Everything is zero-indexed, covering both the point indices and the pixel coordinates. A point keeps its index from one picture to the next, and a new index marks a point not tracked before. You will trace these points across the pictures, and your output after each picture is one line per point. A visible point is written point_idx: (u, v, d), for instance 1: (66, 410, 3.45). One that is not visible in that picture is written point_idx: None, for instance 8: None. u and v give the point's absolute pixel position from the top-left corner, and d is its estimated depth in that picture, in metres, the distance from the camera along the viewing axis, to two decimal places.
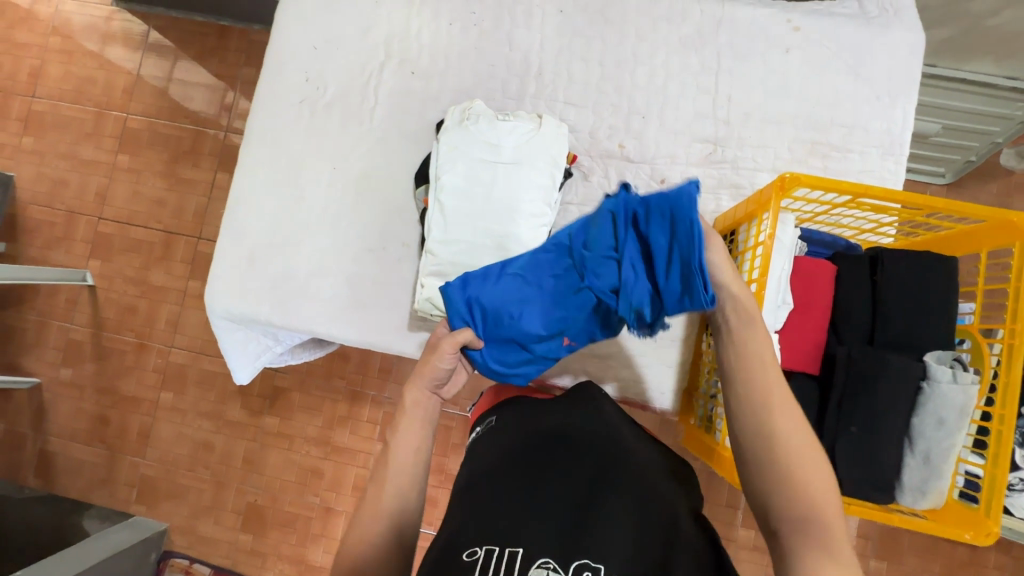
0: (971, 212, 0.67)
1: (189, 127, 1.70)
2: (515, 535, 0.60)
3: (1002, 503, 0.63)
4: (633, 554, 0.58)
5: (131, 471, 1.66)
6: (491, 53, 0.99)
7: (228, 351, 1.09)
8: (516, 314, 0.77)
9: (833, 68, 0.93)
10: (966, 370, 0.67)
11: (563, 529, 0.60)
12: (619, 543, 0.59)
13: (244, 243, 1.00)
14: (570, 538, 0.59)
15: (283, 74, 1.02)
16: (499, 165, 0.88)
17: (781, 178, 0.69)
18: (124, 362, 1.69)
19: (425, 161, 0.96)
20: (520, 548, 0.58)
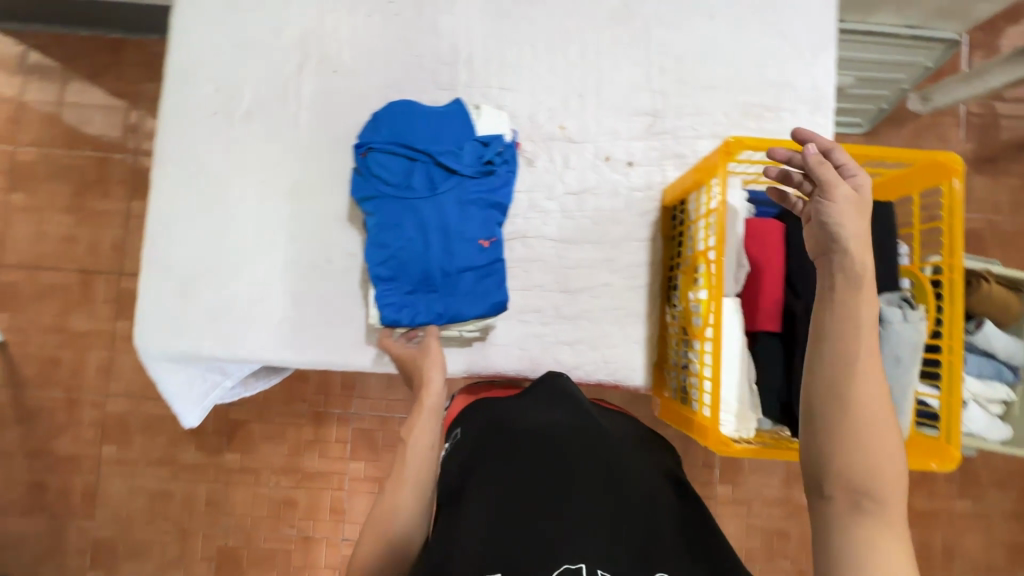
0: (903, 156, 0.70)
1: (92, 153, 1.54)
2: (497, 550, 0.59)
3: (960, 429, 0.66)
4: (614, 545, 0.59)
5: (81, 536, 1.52)
6: (416, 43, 0.94)
7: (171, 394, 1.00)
8: (437, 267, 0.81)
9: (756, 30, 0.95)
10: (914, 308, 0.70)
11: (540, 530, 0.60)
12: (597, 537, 0.60)
13: (172, 276, 0.91)
14: (549, 542, 0.59)
15: (190, 85, 0.93)
16: None
17: (726, 143, 0.69)
18: (54, 420, 1.53)
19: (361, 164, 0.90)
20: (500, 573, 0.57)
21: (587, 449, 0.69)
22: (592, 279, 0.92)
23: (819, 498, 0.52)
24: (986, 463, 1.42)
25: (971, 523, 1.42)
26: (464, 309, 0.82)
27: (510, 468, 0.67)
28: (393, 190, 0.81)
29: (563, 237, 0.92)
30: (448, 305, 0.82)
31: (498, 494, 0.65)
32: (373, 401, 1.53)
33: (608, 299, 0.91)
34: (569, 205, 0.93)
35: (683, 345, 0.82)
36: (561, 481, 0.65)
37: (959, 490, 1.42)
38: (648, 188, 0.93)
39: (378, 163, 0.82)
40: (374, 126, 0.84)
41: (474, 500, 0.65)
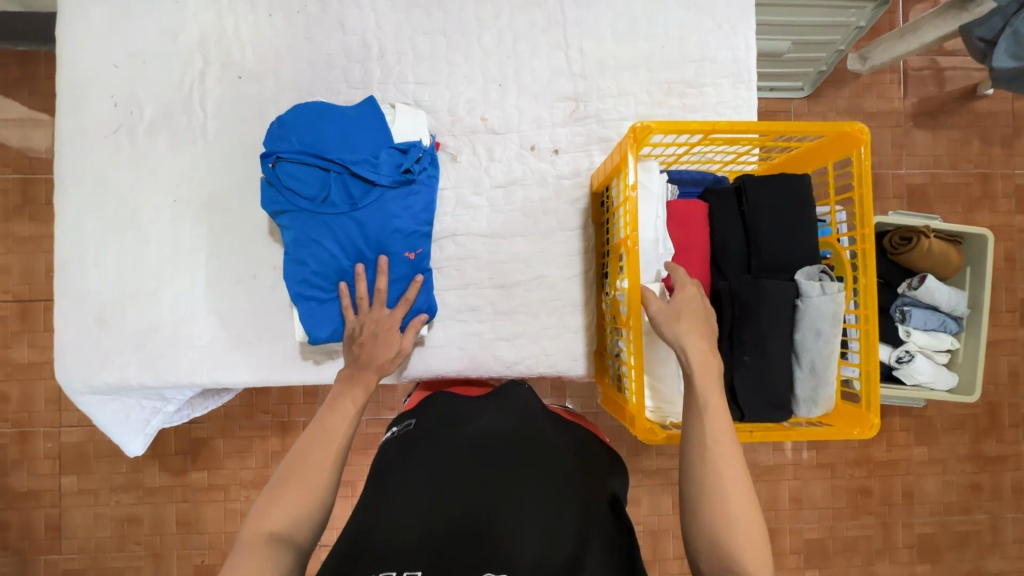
0: (811, 129, 0.69)
1: (14, 176, 1.46)
2: (421, 552, 0.59)
3: (879, 396, 0.68)
4: (542, 557, 0.59)
5: (49, 571, 1.49)
6: (324, 41, 0.90)
7: (109, 426, 0.97)
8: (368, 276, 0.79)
9: (673, 4, 0.93)
10: (832, 281, 0.71)
11: (471, 539, 0.60)
12: (527, 549, 0.59)
13: (88, 306, 0.87)
14: (474, 549, 0.59)
15: (85, 103, 0.88)
16: None
17: (633, 129, 0.67)
18: (6, 456, 1.48)
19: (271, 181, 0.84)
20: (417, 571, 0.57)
21: (536, 458, 0.69)
22: (527, 272, 0.90)
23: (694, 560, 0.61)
24: (938, 410, 1.47)
25: (928, 468, 1.47)
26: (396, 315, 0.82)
27: (454, 473, 0.66)
28: (308, 203, 0.78)
29: (493, 231, 0.90)
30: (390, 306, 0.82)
31: (435, 496, 0.64)
32: None
33: (544, 291, 0.90)
34: (498, 198, 0.91)
35: (615, 333, 0.81)
36: (503, 492, 0.64)
37: (915, 438, 1.47)
38: (576, 175, 0.92)
39: (288, 175, 0.77)
40: (280, 137, 0.79)
41: (408, 502, 0.64)
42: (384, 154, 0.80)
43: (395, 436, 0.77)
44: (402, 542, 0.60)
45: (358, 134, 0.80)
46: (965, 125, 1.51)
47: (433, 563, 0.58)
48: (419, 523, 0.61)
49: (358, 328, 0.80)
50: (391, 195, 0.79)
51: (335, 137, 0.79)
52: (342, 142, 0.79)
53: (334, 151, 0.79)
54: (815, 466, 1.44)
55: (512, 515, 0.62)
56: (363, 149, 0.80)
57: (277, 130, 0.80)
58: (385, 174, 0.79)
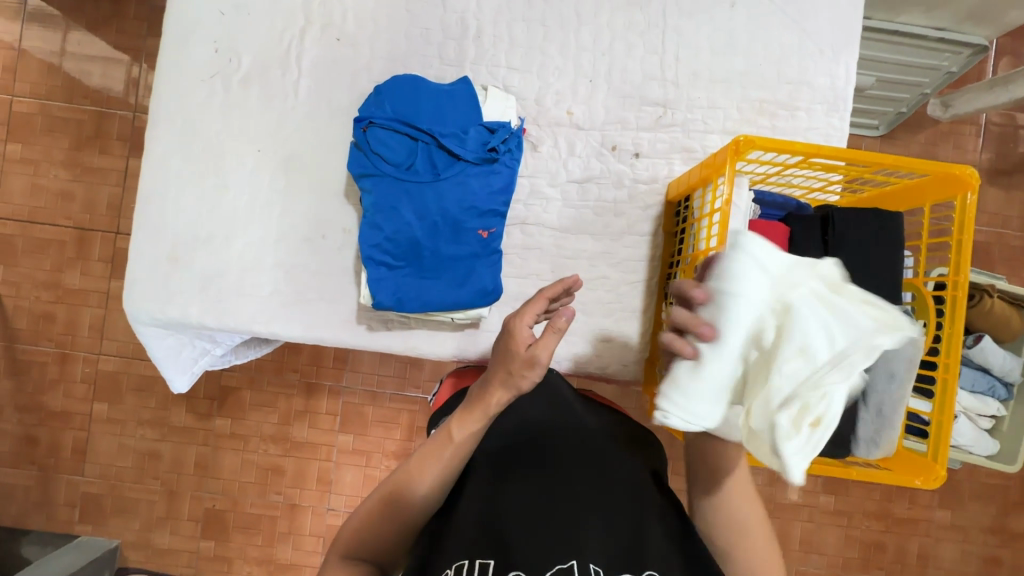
0: (917, 167, 0.67)
1: (91, 108, 1.50)
2: (489, 542, 0.61)
3: (948, 448, 0.67)
4: (606, 542, 0.60)
5: (69, 491, 1.54)
6: (424, 15, 0.91)
7: (160, 359, 0.99)
8: (443, 252, 0.80)
9: (776, 24, 0.91)
10: (913, 324, 0.69)
11: (532, 526, 0.61)
12: (588, 536, 0.61)
13: (163, 241, 0.90)
14: (539, 539, 0.60)
15: (188, 44, 0.90)
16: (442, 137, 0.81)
17: (735, 141, 0.67)
18: (46, 375, 1.53)
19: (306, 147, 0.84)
20: (490, 559, 0.59)
21: (577, 449, 0.69)
22: (589, 270, 0.90)
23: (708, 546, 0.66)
24: (972, 476, 1.42)
25: (949, 533, 1.42)
26: (461, 297, 0.81)
27: (513, 467, 0.68)
28: (395, 171, 0.79)
29: (563, 226, 0.90)
30: (456, 285, 0.81)
31: (492, 491, 0.66)
32: (364, 376, 1.52)
33: (604, 292, 0.90)
34: (572, 194, 0.91)
35: None
36: (555, 482, 0.66)
37: (940, 500, 1.42)
38: (653, 181, 0.91)
39: (380, 142, 0.80)
40: (376, 106, 0.82)
41: (471, 500, 0.66)
42: (470, 132, 0.81)
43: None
44: (471, 534, 0.62)
45: (449, 108, 0.82)
46: None
47: (502, 552, 0.60)
48: (482, 518, 0.63)
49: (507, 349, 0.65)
50: (475, 173, 0.80)
51: (428, 111, 0.81)
52: (434, 116, 0.81)
53: (425, 124, 0.81)
54: (833, 511, 1.41)
55: (567, 504, 0.63)
56: (452, 125, 0.81)
57: (373, 100, 0.82)
58: (470, 151, 0.80)
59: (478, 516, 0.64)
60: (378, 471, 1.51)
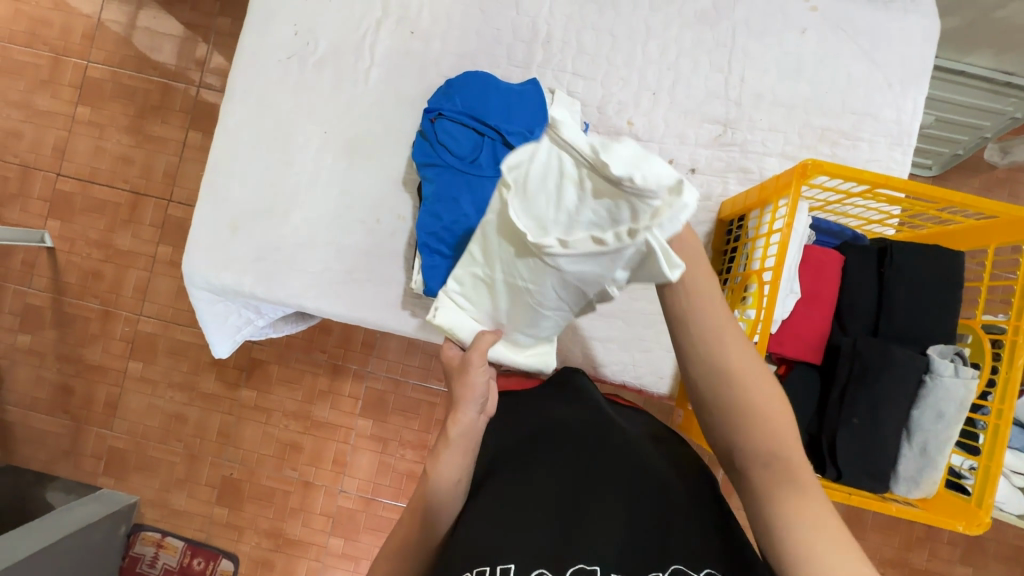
0: (986, 207, 0.66)
1: (159, 80, 1.57)
2: (512, 540, 0.60)
3: (995, 495, 0.65)
4: (629, 541, 0.61)
5: (98, 443, 1.59)
6: (496, 16, 0.93)
7: (207, 324, 1.03)
8: None
9: (847, 53, 0.91)
10: (967, 365, 0.68)
11: (557, 530, 0.61)
12: (610, 539, 0.61)
13: (225, 209, 0.93)
14: (562, 541, 0.60)
15: (270, 24, 0.94)
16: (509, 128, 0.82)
17: (803, 164, 0.67)
18: (88, 329, 1.60)
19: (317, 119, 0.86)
20: (513, 563, 0.58)
21: (605, 456, 0.68)
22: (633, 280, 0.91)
23: (737, 471, 0.56)
24: (997, 534, 1.38)
25: None
26: None
27: (534, 464, 0.68)
28: (458, 163, 0.81)
29: None
30: None
31: (515, 491, 0.65)
32: (388, 364, 1.54)
33: (647, 303, 0.90)
34: None
35: None
36: (578, 484, 0.66)
37: (962, 555, 1.38)
38: (706, 198, 0.91)
39: (445, 134, 0.82)
40: (445, 100, 0.84)
41: (493, 494, 0.65)
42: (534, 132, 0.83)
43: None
44: (494, 533, 0.61)
45: (517, 108, 0.83)
46: None
47: (522, 549, 0.60)
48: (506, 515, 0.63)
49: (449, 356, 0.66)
50: None
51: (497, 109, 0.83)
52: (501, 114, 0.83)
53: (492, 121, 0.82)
54: None
55: (592, 504, 0.63)
56: (518, 124, 0.83)
57: (443, 93, 0.85)
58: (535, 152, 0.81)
59: (502, 515, 0.63)
60: (392, 459, 1.53)
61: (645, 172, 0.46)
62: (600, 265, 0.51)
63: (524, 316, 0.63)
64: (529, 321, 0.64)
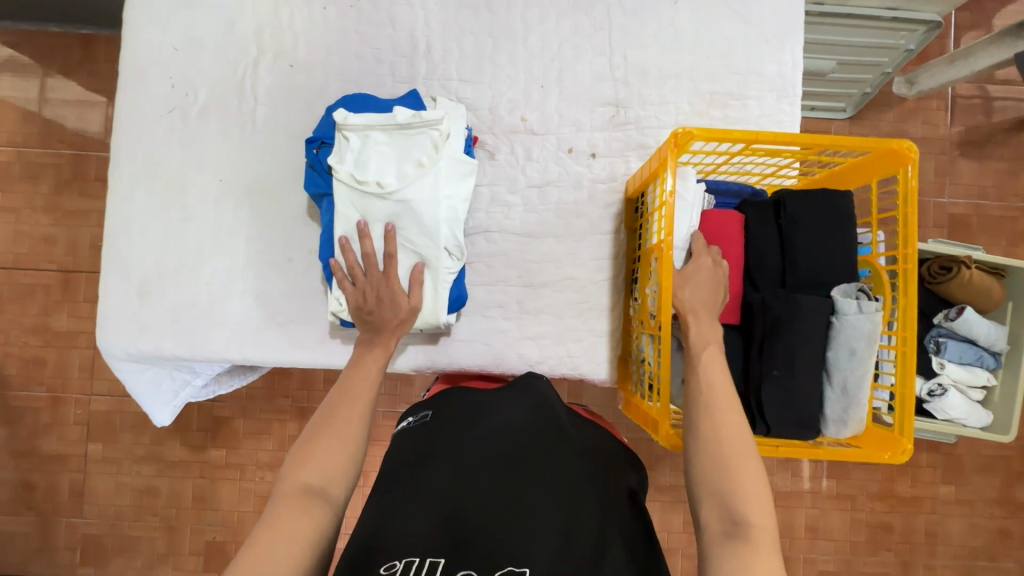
0: (856, 145, 0.68)
1: (69, 152, 1.53)
2: (445, 543, 0.61)
3: (913, 421, 0.66)
4: (563, 542, 0.61)
5: (69, 533, 1.53)
6: (374, 36, 0.93)
7: (141, 393, 1.00)
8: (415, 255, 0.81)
9: (720, 16, 0.93)
10: (870, 300, 0.69)
11: (489, 530, 0.62)
12: (544, 544, 0.61)
13: (133, 275, 0.91)
14: (495, 543, 0.61)
15: (145, 82, 0.92)
16: (399, 135, 0.80)
17: (675, 134, 0.67)
18: (39, 420, 1.54)
19: (315, 174, 0.82)
20: (441, 559, 0.59)
21: (552, 456, 0.70)
22: (555, 273, 0.91)
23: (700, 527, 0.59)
24: (970, 449, 1.41)
25: (955, 508, 1.41)
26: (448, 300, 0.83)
27: (480, 466, 0.69)
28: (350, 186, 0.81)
29: (526, 230, 0.91)
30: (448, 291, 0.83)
31: (452, 494, 0.66)
32: None
33: (572, 293, 0.91)
34: (532, 198, 0.92)
35: (642, 337, 0.82)
36: (524, 487, 0.66)
37: (942, 475, 1.41)
38: (612, 179, 0.92)
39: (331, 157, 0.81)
40: (328, 127, 0.83)
41: (428, 500, 0.65)
42: None
43: (412, 428, 0.79)
44: (425, 533, 0.62)
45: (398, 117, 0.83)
46: (1015, 157, 1.46)
47: (453, 548, 0.60)
48: (441, 519, 0.63)
49: (361, 297, 0.78)
50: None
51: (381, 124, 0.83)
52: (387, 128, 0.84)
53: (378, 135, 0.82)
54: (833, 495, 1.40)
55: (531, 507, 0.64)
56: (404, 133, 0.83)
57: (325, 119, 0.83)
58: None
59: (437, 515, 0.64)
60: None
61: (416, 133, 0.80)
62: (434, 181, 0.79)
63: (407, 257, 0.80)
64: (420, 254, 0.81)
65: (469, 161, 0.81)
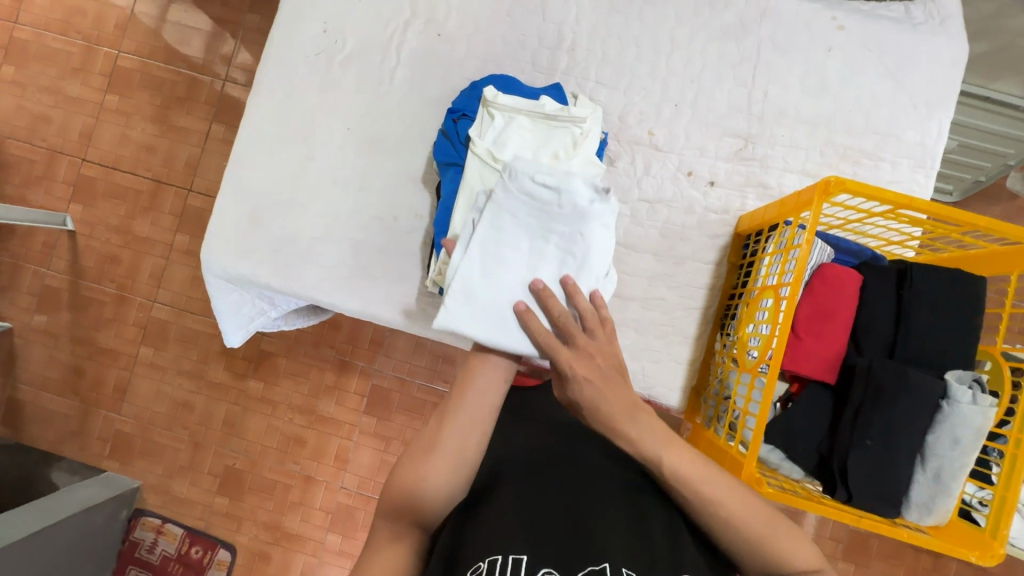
0: (1011, 233, 0.66)
1: (187, 71, 1.60)
2: (522, 539, 0.60)
3: (1009, 525, 0.65)
4: (638, 543, 0.62)
5: (104, 426, 1.60)
6: (522, 22, 0.94)
7: (221, 312, 1.04)
8: None
9: (872, 73, 0.91)
10: (985, 392, 0.67)
11: (564, 527, 0.62)
12: (619, 541, 0.61)
13: (247, 199, 0.94)
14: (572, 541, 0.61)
15: (302, 20, 0.95)
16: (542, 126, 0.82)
17: (826, 181, 0.67)
18: (102, 313, 1.62)
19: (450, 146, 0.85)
20: (524, 554, 0.58)
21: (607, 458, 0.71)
22: (647, 291, 0.90)
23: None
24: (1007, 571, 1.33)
25: None
26: None
27: (542, 466, 0.70)
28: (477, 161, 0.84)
29: (627, 241, 0.91)
30: None
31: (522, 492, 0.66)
32: (395, 363, 1.54)
33: (658, 313, 0.90)
34: (641, 212, 0.92)
35: (729, 374, 0.81)
36: (586, 485, 0.67)
37: None
38: (724, 212, 0.91)
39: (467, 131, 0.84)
40: (470, 104, 0.86)
41: (500, 497, 0.65)
42: None
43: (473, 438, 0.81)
44: (502, 527, 0.61)
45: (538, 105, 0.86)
46: None
47: (532, 543, 0.60)
48: (515, 514, 0.63)
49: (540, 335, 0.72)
50: None
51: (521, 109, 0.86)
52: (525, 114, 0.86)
53: None
54: None
55: (597, 504, 0.65)
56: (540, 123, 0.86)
57: (468, 95, 0.87)
58: None
59: (512, 512, 0.63)
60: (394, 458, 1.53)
61: (557, 124, 0.82)
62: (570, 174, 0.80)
63: None
64: (568, 227, 0.74)
65: (600, 165, 0.81)
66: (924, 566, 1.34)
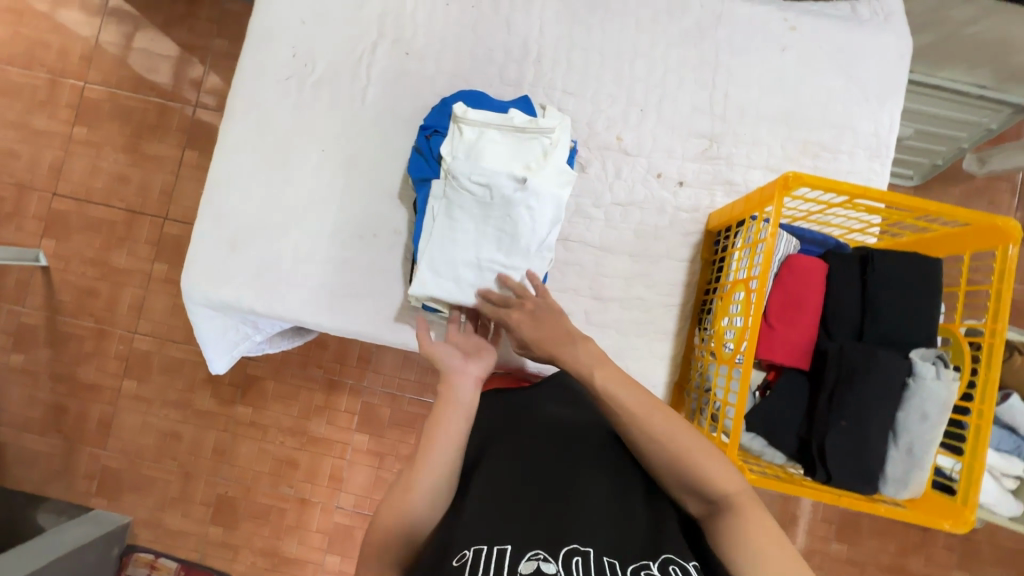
0: (960, 216, 0.70)
1: (156, 100, 1.59)
2: (507, 531, 0.59)
3: (978, 492, 0.68)
4: (622, 532, 0.61)
5: (90, 463, 1.57)
6: (487, 37, 0.97)
7: (204, 339, 1.03)
8: None
9: (825, 70, 0.95)
10: (947, 368, 0.71)
11: (550, 519, 0.61)
12: (602, 532, 0.61)
13: (225, 225, 0.95)
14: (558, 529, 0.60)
15: (271, 45, 0.96)
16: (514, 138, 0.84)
17: (785, 177, 0.70)
18: (82, 348, 1.59)
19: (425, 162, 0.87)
20: (508, 545, 0.57)
21: (596, 453, 0.71)
22: (626, 291, 0.93)
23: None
24: (991, 539, 1.38)
25: None
26: None
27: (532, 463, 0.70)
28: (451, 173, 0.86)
29: (604, 244, 0.93)
30: None
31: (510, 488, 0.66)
32: (384, 378, 1.54)
33: (638, 312, 0.93)
34: (615, 215, 0.94)
35: (709, 368, 0.83)
36: (574, 480, 0.67)
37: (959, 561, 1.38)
38: (695, 210, 0.94)
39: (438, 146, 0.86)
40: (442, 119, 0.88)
41: (485, 495, 0.65)
42: None
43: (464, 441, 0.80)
44: (486, 518, 0.61)
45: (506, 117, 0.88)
46: None
47: (519, 532, 0.59)
48: (500, 508, 0.63)
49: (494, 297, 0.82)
50: None
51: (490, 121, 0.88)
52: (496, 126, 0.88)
53: None
54: (844, 561, 1.37)
55: (584, 498, 0.65)
56: None
57: (438, 110, 0.89)
58: None
59: (498, 506, 0.63)
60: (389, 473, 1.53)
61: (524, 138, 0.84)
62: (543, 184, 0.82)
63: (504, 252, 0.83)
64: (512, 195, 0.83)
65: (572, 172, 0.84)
66: (913, 541, 1.38)
